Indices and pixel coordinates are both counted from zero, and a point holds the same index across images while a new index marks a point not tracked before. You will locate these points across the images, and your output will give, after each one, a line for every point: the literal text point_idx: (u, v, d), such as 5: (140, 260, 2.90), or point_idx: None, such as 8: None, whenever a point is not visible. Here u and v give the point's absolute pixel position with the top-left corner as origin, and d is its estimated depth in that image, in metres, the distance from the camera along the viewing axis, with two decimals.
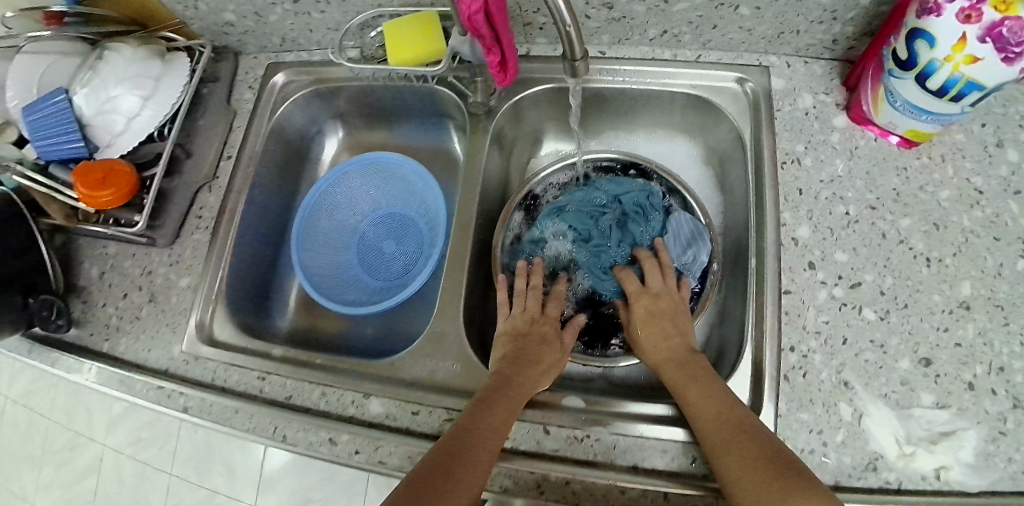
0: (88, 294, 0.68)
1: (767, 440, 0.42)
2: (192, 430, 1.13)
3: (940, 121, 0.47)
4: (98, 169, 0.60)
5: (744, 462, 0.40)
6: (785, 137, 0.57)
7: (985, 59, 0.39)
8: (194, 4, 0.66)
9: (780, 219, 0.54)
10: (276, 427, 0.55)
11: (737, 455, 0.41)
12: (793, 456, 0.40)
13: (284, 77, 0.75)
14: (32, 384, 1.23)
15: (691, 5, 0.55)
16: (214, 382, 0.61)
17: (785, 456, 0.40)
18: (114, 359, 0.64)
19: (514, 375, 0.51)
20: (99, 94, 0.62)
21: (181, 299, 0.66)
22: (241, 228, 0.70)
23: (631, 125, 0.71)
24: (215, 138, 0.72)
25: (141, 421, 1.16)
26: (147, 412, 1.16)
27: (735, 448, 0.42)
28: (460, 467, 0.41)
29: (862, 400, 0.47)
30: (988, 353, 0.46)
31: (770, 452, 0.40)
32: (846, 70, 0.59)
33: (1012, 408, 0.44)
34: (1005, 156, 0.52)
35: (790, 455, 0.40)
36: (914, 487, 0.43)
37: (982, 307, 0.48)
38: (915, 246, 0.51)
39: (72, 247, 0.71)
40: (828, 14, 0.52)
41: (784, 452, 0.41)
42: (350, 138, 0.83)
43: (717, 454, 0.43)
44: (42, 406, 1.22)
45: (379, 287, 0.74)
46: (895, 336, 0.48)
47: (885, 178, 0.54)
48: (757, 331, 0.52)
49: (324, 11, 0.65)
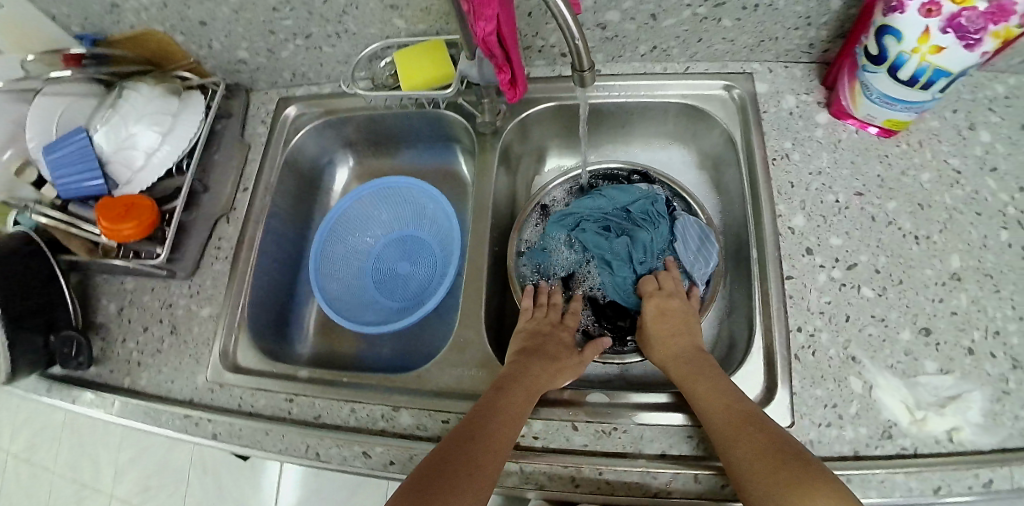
0: (106, 331, 0.67)
1: (775, 432, 0.43)
2: (202, 473, 1.11)
3: (914, 108, 0.52)
4: (120, 203, 0.62)
5: (755, 451, 0.42)
6: (773, 136, 0.62)
7: (949, 48, 0.43)
8: (209, 43, 0.70)
9: (776, 210, 0.58)
10: (308, 445, 0.55)
11: (748, 445, 0.42)
12: (796, 449, 0.41)
13: (295, 110, 0.79)
14: (34, 436, 1.20)
15: (677, 21, 0.60)
16: (241, 408, 0.60)
17: (791, 447, 0.42)
18: (137, 393, 0.62)
19: (529, 367, 0.54)
20: (119, 131, 0.63)
21: (203, 329, 0.66)
22: (260, 256, 0.71)
23: (627, 137, 0.75)
24: (230, 172, 0.75)
25: (149, 467, 1.14)
26: (154, 457, 1.14)
27: (745, 437, 0.43)
28: (479, 450, 0.44)
29: (871, 373, 0.49)
30: (983, 319, 0.49)
31: (777, 443, 0.42)
32: (823, 71, 0.64)
33: (1012, 369, 0.47)
34: (978, 138, 0.57)
35: (797, 447, 0.42)
36: (930, 451, 0.45)
37: (973, 277, 0.51)
38: (904, 226, 0.55)
39: (90, 283, 0.70)
40: (803, 20, 0.57)
41: (791, 444, 0.42)
42: (360, 167, 0.86)
43: (725, 442, 0.44)
44: (46, 459, 1.18)
45: (395, 307, 0.75)
46: (895, 310, 0.51)
47: (869, 166, 0.58)
48: (765, 315, 0.54)
49: (334, 44, 0.69)
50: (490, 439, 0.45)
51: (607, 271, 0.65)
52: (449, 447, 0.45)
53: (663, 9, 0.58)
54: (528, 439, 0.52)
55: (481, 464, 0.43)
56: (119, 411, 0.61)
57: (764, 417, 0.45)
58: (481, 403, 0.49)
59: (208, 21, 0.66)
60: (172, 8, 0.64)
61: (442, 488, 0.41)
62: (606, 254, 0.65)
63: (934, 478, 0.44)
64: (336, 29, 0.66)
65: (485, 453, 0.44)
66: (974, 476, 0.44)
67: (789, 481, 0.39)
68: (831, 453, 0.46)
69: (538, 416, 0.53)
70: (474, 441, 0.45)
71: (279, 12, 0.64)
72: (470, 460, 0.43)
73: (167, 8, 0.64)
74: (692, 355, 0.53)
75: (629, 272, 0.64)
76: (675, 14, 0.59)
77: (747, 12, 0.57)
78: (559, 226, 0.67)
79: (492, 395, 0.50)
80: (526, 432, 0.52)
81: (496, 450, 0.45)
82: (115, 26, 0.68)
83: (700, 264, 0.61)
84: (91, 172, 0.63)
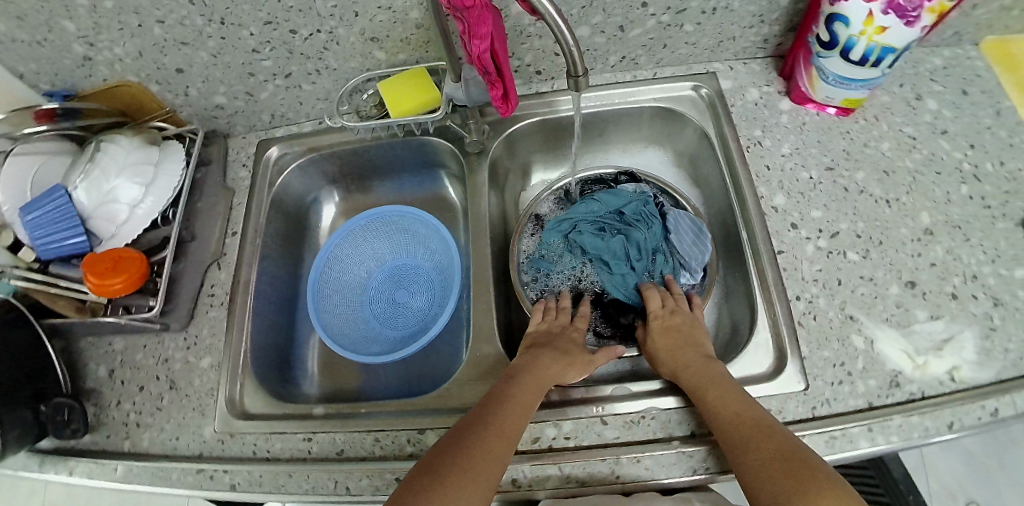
0: (99, 396, 0.63)
1: (784, 439, 0.43)
2: None
3: (866, 85, 0.57)
4: (108, 257, 0.60)
5: (765, 459, 0.41)
6: (743, 126, 0.66)
7: (892, 27, 0.49)
8: (185, 91, 0.70)
9: (757, 193, 0.61)
10: (337, 481, 0.54)
11: (759, 452, 0.42)
12: (806, 454, 0.41)
13: (278, 151, 0.77)
14: None
15: (644, 30, 0.64)
16: (257, 454, 0.57)
17: (801, 454, 0.41)
18: (141, 455, 0.59)
19: (539, 358, 0.55)
20: (99, 184, 0.62)
21: (205, 379, 0.63)
22: (256, 298, 0.69)
23: (605, 145, 0.78)
24: (217, 218, 0.73)
25: None
26: None
27: (755, 445, 0.43)
28: (491, 435, 0.45)
29: (870, 328, 0.52)
30: (960, 266, 0.54)
31: (787, 449, 0.42)
32: (779, 64, 0.70)
33: (994, 306, 0.52)
34: (926, 106, 0.63)
35: (808, 454, 0.41)
36: (935, 392, 0.49)
37: (944, 230, 0.56)
38: (874, 193, 0.59)
39: (74, 349, 0.66)
40: (757, 18, 0.63)
41: (801, 450, 0.42)
42: (346, 203, 0.85)
43: (735, 451, 0.43)
44: None
45: (397, 336, 0.74)
46: (881, 269, 0.55)
47: (834, 143, 0.63)
48: (764, 289, 0.57)
49: (315, 82, 0.70)
50: (502, 425, 0.46)
51: (607, 271, 0.66)
52: (462, 432, 0.46)
53: (629, 21, 0.62)
54: (560, 440, 0.52)
55: (492, 449, 0.44)
56: (123, 477, 0.58)
57: (774, 423, 0.45)
58: (492, 393, 0.50)
59: (185, 68, 0.66)
60: (148, 56, 0.64)
61: (453, 467, 0.42)
62: (604, 255, 0.66)
63: (945, 414, 0.47)
64: (317, 66, 0.67)
65: (497, 438, 0.45)
66: (979, 407, 0.47)
67: (800, 484, 0.38)
68: (848, 408, 0.49)
69: (566, 417, 0.53)
70: (486, 427, 0.46)
71: (259, 53, 0.64)
72: (482, 445, 0.44)
73: (144, 57, 0.63)
74: (699, 362, 0.52)
75: (628, 270, 0.66)
76: (641, 24, 0.63)
77: (706, 16, 0.62)
78: (555, 232, 0.68)
79: (503, 385, 0.51)
80: (557, 434, 0.52)
81: (508, 436, 0.46)
82: (86, 80, 0.66)
83: (696, 253, 0.64)
84: (72, 229, 0.60)
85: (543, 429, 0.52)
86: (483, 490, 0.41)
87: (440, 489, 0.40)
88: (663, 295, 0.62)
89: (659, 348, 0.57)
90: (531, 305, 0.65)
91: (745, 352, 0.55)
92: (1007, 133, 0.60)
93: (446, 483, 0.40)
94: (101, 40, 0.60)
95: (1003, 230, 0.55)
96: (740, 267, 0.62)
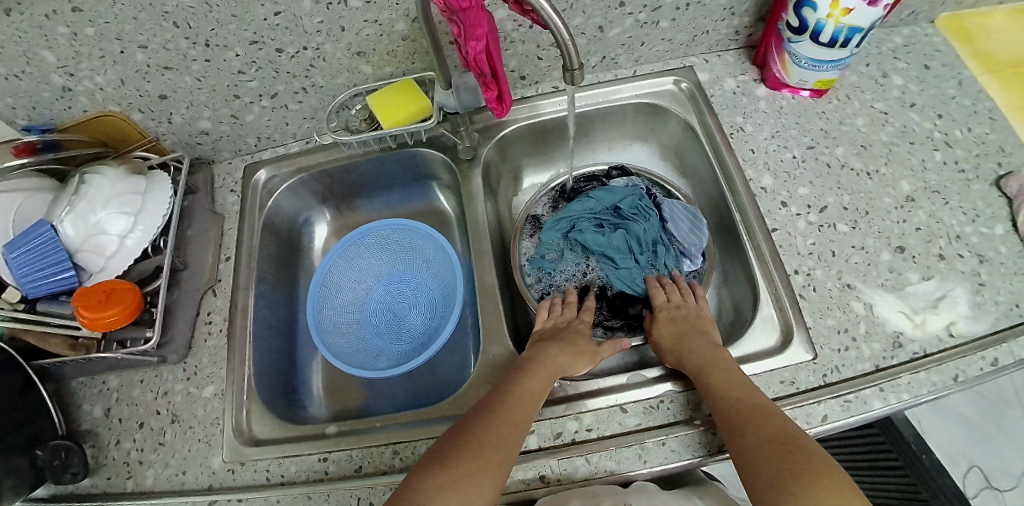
0: (96, 436, 0.60)
1: (780, 423, 0.44)
2: None
3: (836, 66, 0.61)
4: (99, 290, 0.58)
5: (761, 442, 0.42)
6: (725, 114, 0.68)
7: (855, 9, 0.53)
8: (168, 117, 0.69)
9: (746, 176, 0.64)
10: (359, 497, 0.52)
11: (755, 434, 0.43)
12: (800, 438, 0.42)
13: (266, 173, 0.76)
14: None
15: (622, 29, 0.66)
16: (271, 480, 0.56)
17: (795, 437, 0.42)
18: (146, 494, 0.56)
19: (547, 348, 0.56)
20: (86, 216, 0.60)
21: (209, 409, 0.61)
22: (256, 322, 0.68)
23: (591, 145, 0.79)
24: (209, 244, 0.71)
25: None
26: None
27: (753, 428, 0.44)
28: (500, 425, 0.46)
29: (867, 294, 0.54)
30: (943, 228, 0.57)
31: (782, 432, 0.43)
32: (751, 53, 0.73)
33: (979, 263, 0.54)
34: (893, 82, 0.67)
35: (803, 438, 0.43)
36: (936, 348, 0.51)
37: (924, 196, 0.59)
38: (856, 166, 0.62)
39: (66, 391, 0.63)
40: (728, 11, 0.66)
41: (796, 434, 0.43)
42: (338, 221, 0.84)
43: (733, 433, 0.44)
44: None
45: (402, 350, 0.73)
46: (871, 237, 0.58)
47: (812, 123, 0.66)
48: (763, 266, 0.58)
49: (301, 101, 0.70)
50: (511, 415, 0.48)
51: (609, 264, 0.67)
52: (472, 423, 0.47)
53: (608, 21, 0.64)
54: (583, 433, 0.52)
55: (502, 439, 0.45)
56: None
57: (772, 408, 0.46)
58: (502, 383, 0.52)
59: (168, 94, 0.65)
60: (130, 84, 0.63)
61: (461, 458, 0.43)
62: (605, 249, 0.67)
63: (949, 368, 0.50)
64: (304, 84, 0.67)
65: (506, 427, 0.46)
66: (979, 358, 0.50)
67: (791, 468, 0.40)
68: (857, 372, 0.50)
69: (585, 409, 0.53)
70: (495, 417, 0.47)
71: (245, 74, 0.64)
72: (492, 435, 0.45)
73: (126, 84, 0.63)
74: (704, 349, 0.53)
75: (630, 262, 0.67)
76: (620, 24, 0.65)
77: (681, 12, 0.65)
78: (554, 231, 0.69)
79: (513, 376, 0.52)
80: (579, 427, 0.52)
81: (517, 426, 0.47)
82: (65, 112, 0.64)
83: (693, 240, 0.65)
84: (60, 264, 0.58)
85: (564, 424, 0.52)
86: (492, 479, 0.42)
87: (451, 479, 0.41)
88: (667, 288, 0.63)
89: (665, 337, 0.58)
90: (537, 304, 0.65)
91: (752, 328, 0.56)
92: (969, 102, 0.65)
93: (457, 472, 0.42)
94: (81, 69, 0.59)
95: (978, 191, 0.58)
96: (736, 248, 0.64)
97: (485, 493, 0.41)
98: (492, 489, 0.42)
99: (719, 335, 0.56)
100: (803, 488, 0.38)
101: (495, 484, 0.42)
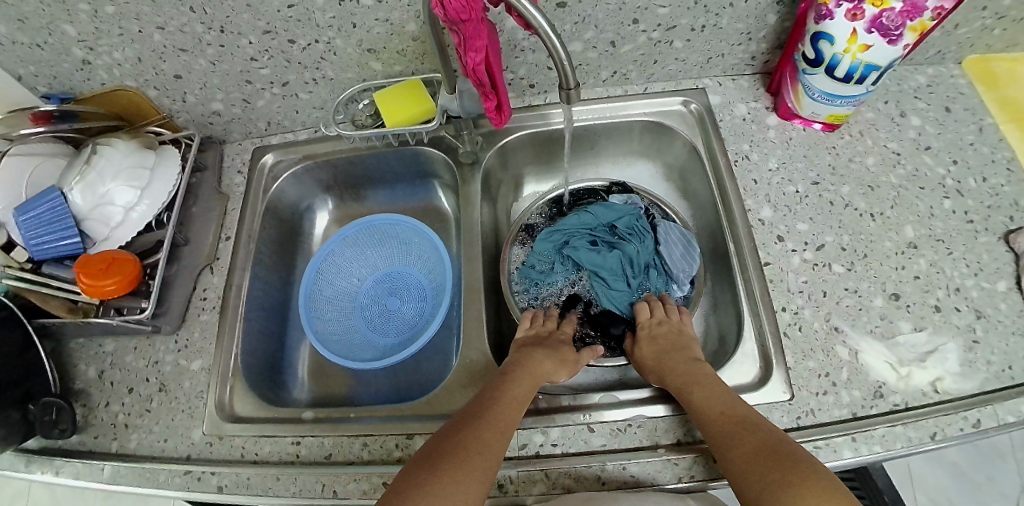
0: (88, 396, 0.63)
1: (767, 433, 0.43)
2: None
3: (851, 102, 0.59)
4: (102, 259, 0.60)
5: (748, 455, 0.42)
6: (732, 140, 0.67)
7: (874, 46, 0.51)
8: (182, 97, 0.70)
9: (745, 206, 0.62)
10: (324, 483, 0.53)
11: (741, 448, 0.43)
12: (789, 445, 0.42)
13: (272, 158, 0.78)
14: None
15: (635, 46, 0.65)
16: (245, 457, 0.57)
17: (783, 447, 0.42)
18: (128, 457, 0.59)
19: (534, 354, 0.56)
20: (95, 187, 0.62)
21: (195, 382, 0.63)
22: (249, 302, 0.69)
23: (596, 158, 0.78)
24: (211, 223, 0.73)
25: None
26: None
27: (738, 442, 0.43)
28: (487, 430, 0.46)
29: (854, 340, 0.53)
30: (942, 279, 0.55)
31: (768, 443, 0.42)
32: (767, 80, 0.71)
33: (976, 319, 0.53)
34: (910, 122, 0.65)
35: (792, 447, 0.42)
36: (919, 402, 0.50)
37: (927, 243, 0.57)
38: (859, 207, 0.61)
39: (65, 350, 0.66)
40: (745, 36, 0.65)
41: (782, 443, 0.42)
42: (339, 210, 0.85)
43: (720, 448, 0.44)
44: None
45: (390, 343, 0.74)
46: (865, 281, 0.56)
47: (820, 157, 0.64)
48: (750, 300, 0.58)
49: (311, 91, 0.71)
50: (497, 421, 0.47)
51: (598, 282, 0.67)
52: (458, 428, 0.46)
53: (620, 37, 0.63)
54: (548, 447, 0.52)
55: (488, 444, 0.45)
56: (109, 478, 0.57)
57: (757, 418, 0.46)
58: (487, 390, 0.51)
59: (183, 74, 0.67)
60: (147, 62, 0.65)
61: (450, 462, 0.42)
62: (596, 266, 0.67)
63: (928, 425, 0.48)
64: (314, 75, 0.68)
65: (492, 433, 0.46)
66: (962, 418, 0.48)
67: (783, 475, 0.39)
68: (833, 418, 0.49)
69: (553, 424, 0.53)
70: (481, 422, 0.47)
71: (257, 61, 0.65)
72: (477, 440, 0.45)
73: (142, 62, 0.65)
74: (685, 365, 0.53)
75: (619, 281, 0.66)
76: (632, 40, 0.64)
77: (696, 33, 0.64)
78: (546, 242, 0.69)
79: (499, 383, 0.52)
80: (544, 441, 0.52)
81: (503, 432, 0.47)
82: (84, 84, 0.67)
83: (683, 267, 0.65)
84: (67, 231, 0.61)
85: (530, 436, 0.52)
86: (479, 484, 0.42)
87: (436, 485, 0.40)
88: (653, 306, 0.63)
89: (646, 357, 0.57)
90: (520, 313, 0.65)
91: (731, 362, 0.55)
92: (988, 150, 0.62)
93: (442, 476, 0.41)
94: (101, 45, 0.61)
95: (985, 244, 0.57)
96: (727, 278, 0.63)
97: (472, 498, 0.41)
98: (479, 495, 0.41)
99: (699, 349, 0.56)
100: (793, 496, 0.37)
101: (482, 490, 0.41)
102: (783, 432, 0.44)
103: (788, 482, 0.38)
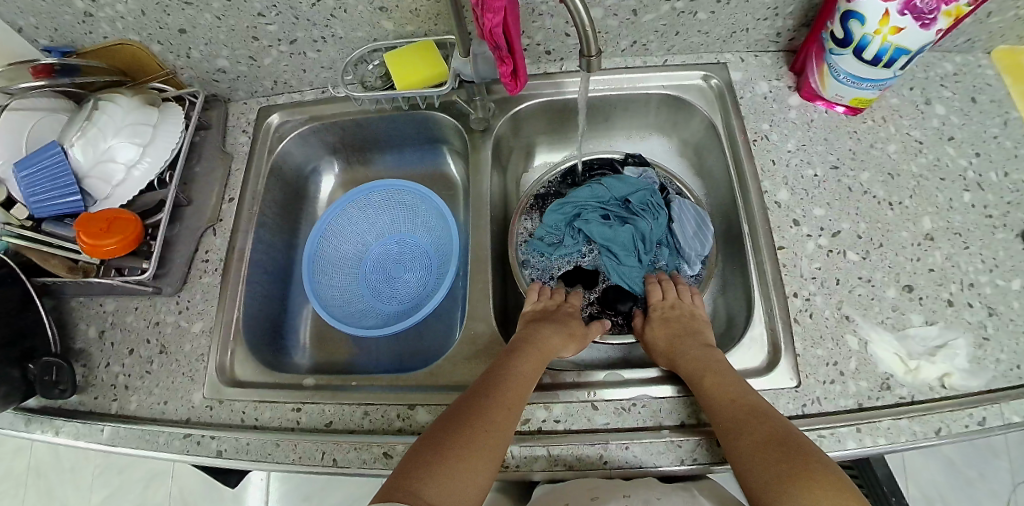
0: (88, 356, 0.63)
1: (778, 425, 0.43)
2: (195, 474, 1.20)
3: (876, 86, 0.57)
4: (102, 218, 0.58)
5: (756, 445, 0.41)
6: (751, 119, 0.65)
7: (906, 28, 0.49)
8: (187, 52, 0.69)
9: (761, 187, 0.61)
10: (323, 452, 0.53)
11: (749, 438, 0.42)
12: (801, 439, 0.41)
13: (278, 118, 0.76)
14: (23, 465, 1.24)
15: (656, 15, 0.63)
16: (245, 422, 0.57)
17: (793, 440, 0.41)
18: (128, 418, 0.58)
19: (542, 331, 0.55)
20: (96, 143, 0.60)
21: (196, 345, 0.62)
22: (252, 267, 0.68)
23: (609, 130, 0.77)
24: (215, 184, 0.71)
25: (141, 474, 1.21)
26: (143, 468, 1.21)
27: (747, 432, 0.42)
28: (494, 408, 0.45)
29: (863, 329, 0.52)
30: (958, 273, 0.54)
31: (777, 435, 0.42)
32: (790, 58, 0.69)
33: (988, 315, 0.52)
34: (935, 111, 0.64)
35: (804, 441, 0.41)
36: (925, 397, 0.49)
37: (944, 236, 0.56)
38: (878, 195, 0.59)
39: (65, 309, 0.65)
40: (771, 12, 0.63)
41: (795, 436, 0.42)
42: (345, 174, 0.84)
43: (727, 436, 0.43)
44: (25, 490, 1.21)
45: (393, 311, 0.73)
46: (879, 270, 0.55)
47: (840, 141, 0.63)
48: (761, 284, 0.57)
49: (320, 50, 0.69)
50: (505, 398, 0.46)
51: (610, 259, 0.66)
52: (466, 405, 0.46)
53: (643, 5, 0.61)
54: (550, 423, 0.51)
55: (496, 422, 0.44)
56: (109, 440, 0.57)
57: (768, 409, 0.45)
58: (493, 369, 0.50)
59: (188, 29, 0.65)
60: (150, 16, 0.62)
61: (457, 442, 0.42)
62: (608, 243, 0.66)
63: (934, 420, 0.48)
64: (323, 33, 0.66)
65: (500, 411, 0.45)
66: (967, 415, 0.48)
67: (792, 470, 0.38)
68: (837, 407, 0.49)
69: (556, 400, 0.52)
70: (490, 401, 0.46)
71: (264, 17, 0.63)
72: (485, 419, 0.44)
73: (146, 16, 0.62)
74: (695, 351, 0.52)
75: (631, 259, 0.65)
76: (654, 9, 0.62)
77: (720, 6, 0.62)
78: (557, 213, 0.67)
79: (506, 360, 0.51)
80: (547, 417, 0.52)
81: (511, 409, 0.46)
82: (86, 37, 0.66)
83: (696, 246, 0.64)
84: (68, 188, 0.59)
85: (533, 411, 0.52)
86: (487, 465, 0.41)
87: (444, 464, 0.40)
88: (664, 287, 0.62)
89: (656, 337, 0.56)
90: (527, 286, 0.65)
91: (740, 346, 0.54)
92: (1012, 144, 0.60)
93: (449, 456, 0.40)
94: None
95: (1002, 240, 0.55)
96: (739, 259, 0.62)
97: (478, 480, 0.40)
98: (486, 475, 0.41)
99: (710, 334, 0.56)
100: (800, 490, 0.37)
101: (489, 470, 0.41)
102: (795, 426, 0.44)
103: (797, 478, 0.38)
